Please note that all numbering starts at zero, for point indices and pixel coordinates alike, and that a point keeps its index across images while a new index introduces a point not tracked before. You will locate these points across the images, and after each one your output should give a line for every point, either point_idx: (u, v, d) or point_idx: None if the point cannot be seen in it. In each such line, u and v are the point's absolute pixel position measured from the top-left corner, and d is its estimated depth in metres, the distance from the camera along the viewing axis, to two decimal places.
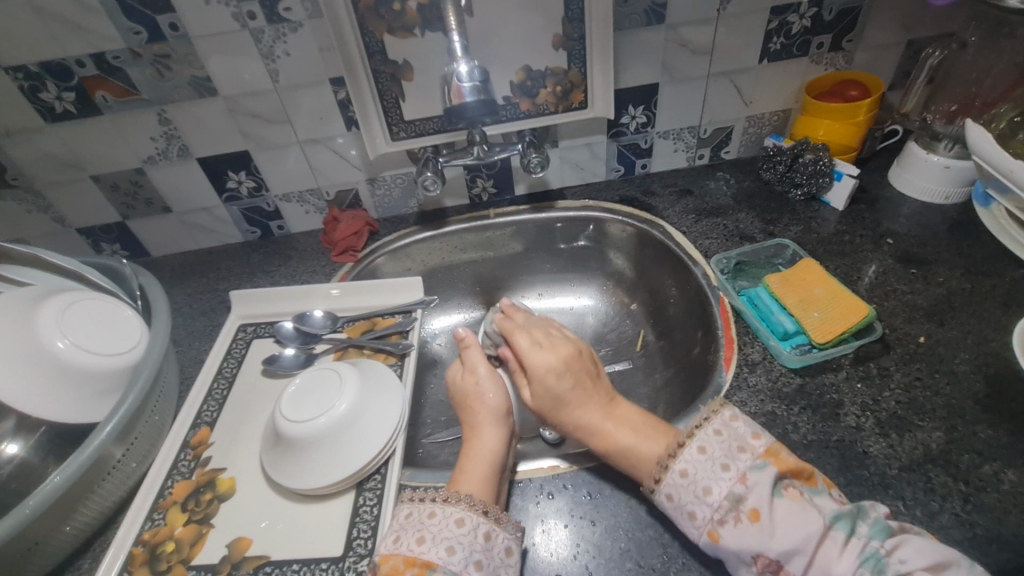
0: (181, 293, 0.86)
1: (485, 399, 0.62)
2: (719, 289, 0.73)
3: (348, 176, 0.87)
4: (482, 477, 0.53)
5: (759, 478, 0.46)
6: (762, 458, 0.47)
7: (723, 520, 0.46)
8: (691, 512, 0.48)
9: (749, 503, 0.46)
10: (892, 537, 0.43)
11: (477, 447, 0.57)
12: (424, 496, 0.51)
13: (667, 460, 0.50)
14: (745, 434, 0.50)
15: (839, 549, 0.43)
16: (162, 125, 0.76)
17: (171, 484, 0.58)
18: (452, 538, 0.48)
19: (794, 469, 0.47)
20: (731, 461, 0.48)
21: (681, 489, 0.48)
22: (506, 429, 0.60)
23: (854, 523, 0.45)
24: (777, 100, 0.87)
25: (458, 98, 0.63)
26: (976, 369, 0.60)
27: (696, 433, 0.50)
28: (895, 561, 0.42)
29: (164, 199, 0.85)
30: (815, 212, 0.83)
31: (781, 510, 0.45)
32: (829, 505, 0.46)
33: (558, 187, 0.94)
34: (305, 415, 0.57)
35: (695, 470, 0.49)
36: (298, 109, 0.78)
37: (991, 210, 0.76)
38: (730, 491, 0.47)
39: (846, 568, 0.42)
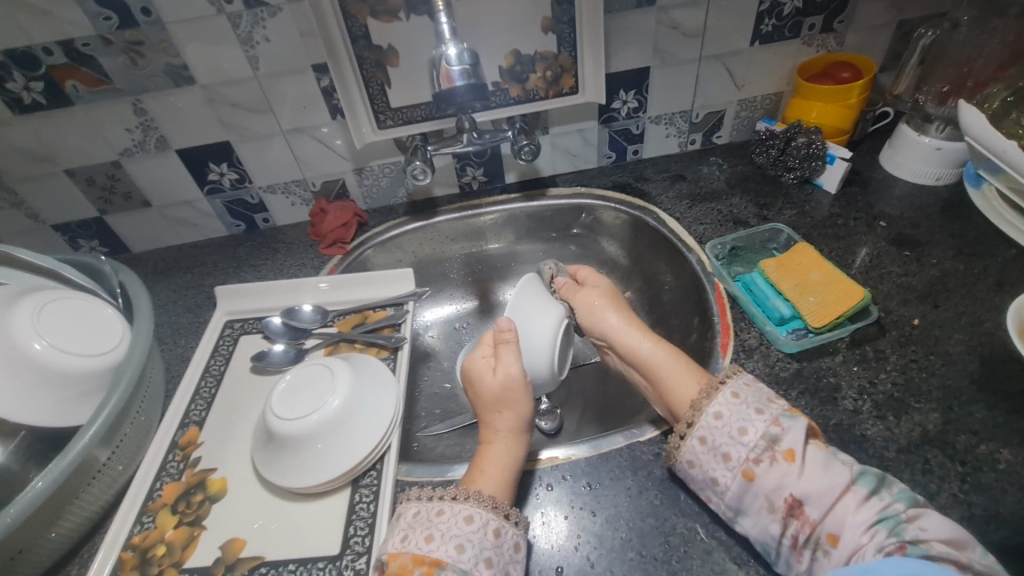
0: (164, 289, 0.83)
1: (509, 407, 0.57)
2: (714, 275, 0.73)
3: (334, 166, 0.84)
4: (500, 482, 0.52)
5: (792, 424, 0.47)
6: (791, 410, 0.49)
7: (759, 459, 0.46)
8: (725, 454, 0.48)
9: (784, 444, 0.46)
10: (916, 507, 0.43)
11: (496, 458, 0.54)
12: (432, 494, 0.50)
13: (701, 402, 0.51)
14: (769, 391, 0.51)
15: (860, 503, 0.43)
16: (138, 116, 0.73)
17: (160, 486, 0.57)
18: (462, 535, 0.47)
19: (815, 426, 0.48)
20: (765, 407, 0.49)
21: (715, 431, 0.49)
22: (527, 435, 0.57)
23: (879, 486, 0.44)
24: (768, 83, 0.86)
25: (447, 82, 0.62)
26: (971, 349, 0.60)
27: (731, 379, 0.52)
28: (915, 527, 0.41)
29: (143, 192, 0.82)
30: (809, 196, 0.82)
31: (815, 456, 0.46)
32: (856, 463, 0.46)
33: (549, 174, 0.93)
34: (297, 413, 0.55)
35: (729, 412, 0.49)
36: (280, 97, 0.75)
37: (982, 190, 0.76)
38: (766, 432, 0.47)
39: (862, 519, 0.43)
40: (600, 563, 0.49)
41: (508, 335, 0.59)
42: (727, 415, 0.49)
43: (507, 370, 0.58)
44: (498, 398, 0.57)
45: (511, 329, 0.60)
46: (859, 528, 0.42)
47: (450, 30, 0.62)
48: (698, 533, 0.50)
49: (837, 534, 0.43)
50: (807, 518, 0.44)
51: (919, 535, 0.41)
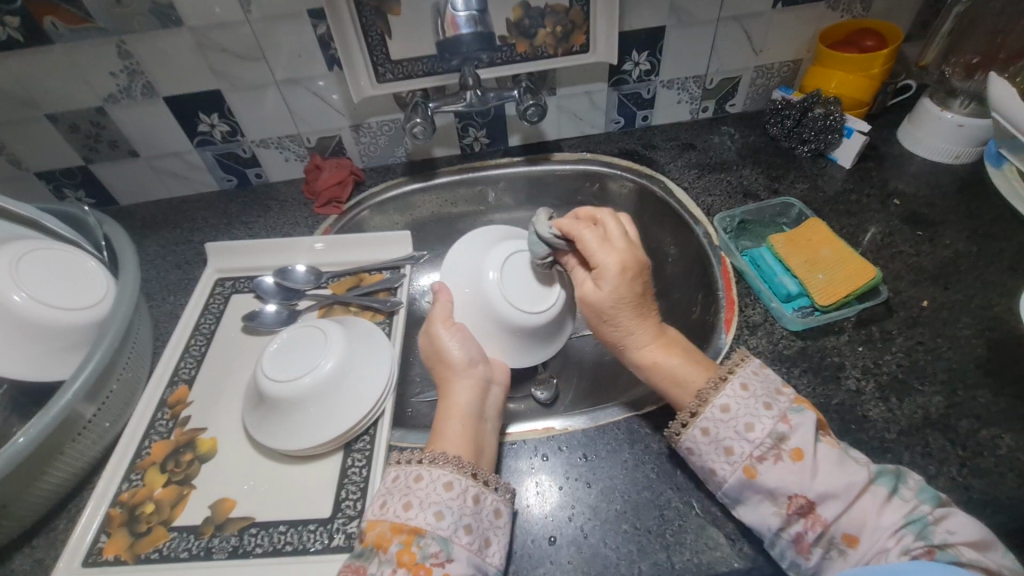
0: (153, 244, 0.80)
1: (445, 352, 0.58)
2: (720, 249, 0.71)
3: (331, 122, 0.81)
4: (461, 437, 0.51)
5: (802, 420, 0.44)
6: (799, 403, 0.46)
7: (763, 457, 0.44)
8: (727, 448, 0.45)
9: (792, 443, 0.44)
10: (942, 507, 0.41)
11: (452, 401, 0.54)
12: (411, 458, 0.48)
13: (707, 393, 0.47)
14: (777, 380, 0.48)
15: (882, 505, 0.41)
16: (122, 59, 0.69)
17: (148, 444, 0.56)
18: (441, 502, 0.45)
19: (826, 422, 0.46)
20: (773, 401, 0.46)
21: (721, 425, 0.46)
22: (478, 377, 0.57)
23: (898, 485, 0.42)
24: (788, 49, 0.82)
25: (453, 29, 0.67)
26: (979, 333, 0.59)
27: (739, 369, 0.48)
28: (943, 530, 0.39)
29: (129, 141, 0.78)
30: (822, 169, 0.80)
31: (826, 454, 0.43)
32: (870, 461, 0.44)
33: (554, 138, 0.89)
34: (286, 374, 0.54)
35: (737, 406, 0.46)
36: (274, 45, 0.71)
37: (1002, 170, 0.74)
38: (773, 429, 0.44)
39: (887, 524, 0.40)
40: (593, 534, 0.48)
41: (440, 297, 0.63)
42: (735, 408, 0.46)
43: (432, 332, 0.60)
44: (441, 352, 0.58)
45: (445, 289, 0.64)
46: (885, 531, 0.40)
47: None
48: (693, 507, 0.49)
49: (855, 535, 0.41)
50: (819, 518, 0.42)
51: (947, 539, 0.39)
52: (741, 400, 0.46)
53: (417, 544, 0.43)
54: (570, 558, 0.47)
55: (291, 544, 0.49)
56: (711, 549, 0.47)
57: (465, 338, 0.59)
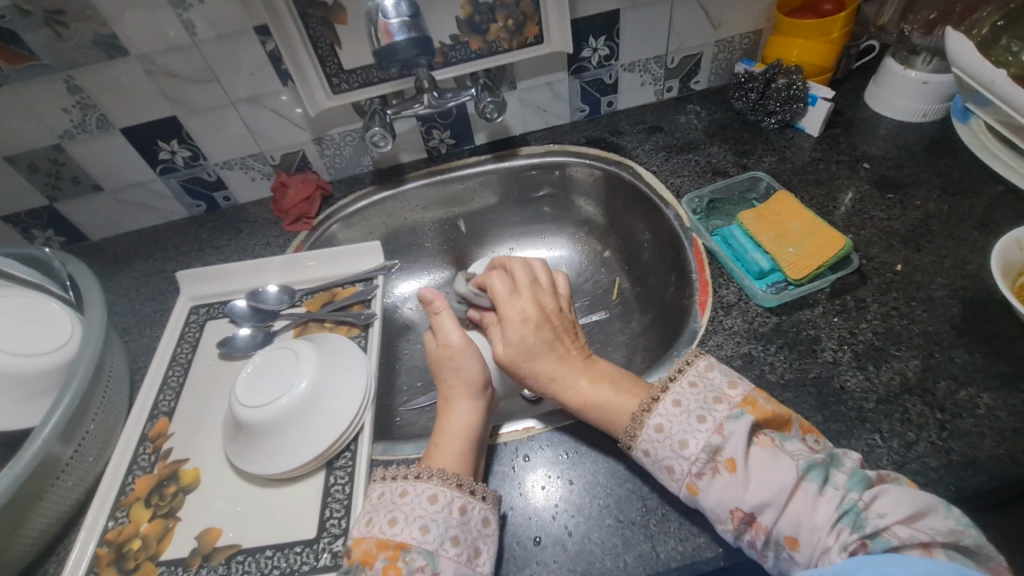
0: (126, 277, 0.80)
1: (460, 368, 0.56)
2: (692, 230, 0.70)
3: (291, 137, 0.80)
4: (458, 455, 0.50)
5: (734, 428, 0.45)
6: (739, 408, 0.46)
7: (701, 473, 0.44)
8: (669, 467, 0.46)
9: (726, 453, 0.44)
10: (870, 489, 0.41)
11: (451, 421, 0.53)
12: (396, 474, 0.48)
13: (640, 416, 0.48)
14: (721, 384, 0.48)
15: (815, 500, 0.41)
16: (72, 94, 0.69)
17: (133, 480, 0.56)
18: (427, 516, 0.45)
19: (767, 417, 0.46)
20: (708, 413, 0.46)
21: (657, 445, 0.47)
22: (481, 403, 0.55)
23: (829, 472, 0.43)
24: (747, 21, 0.81)
25: (386, 37, 0.58)
26: (953, 293, 0.58)
27: (672, 386, 0.49)
28: (874, 515, 0.40)
29: (92, 176, 0.78)
30: (790, 140, 0.79)
31: (758, 457, 0.44)
32: (801, 453, 0.44)
33: (520, 132, 0.89)
34: (261, 399, 0.54)
35: (670, 423, 0.47)
36: (224, 66, 0.70)
37: (969, 125, 0.73)
38: (706, 443, 0.45)
39: (822, 521, 0.40)
40: (578, 532, 0.48)
41: (440, 304, 0.58)
42: (668, 427, 0.47)
43: (444, 330, 0.57)
44: (455, 363, 0.56)
45: (439, 296, 0.58)
46: (822, 530, 0.40)
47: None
48: (675, 495, 0.49)
49: (796, 536, 0.41)
50: (761, 525, 0.42)
51: (879, 525, 0.40)
52: (673, 417, 0.47)
53: (403, 559, 0.43)
54: (555, 557, 0.47)
55: (280, 567, 0.49)
56: (696, 535, 0.47)
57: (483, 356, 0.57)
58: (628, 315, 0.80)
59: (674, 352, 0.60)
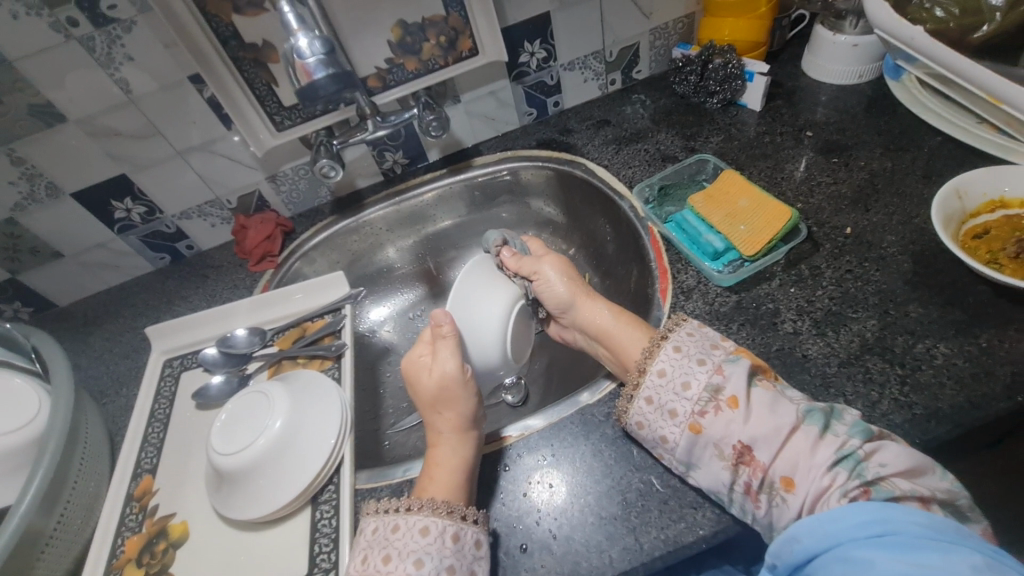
0: (97, 339, 0.79)
1: (454, 401, 0.55)
2: (647, 220, 0.71)
3: (244, 179, 0.80)
4: (452, 488, 0.50)
5: (734, 370, 0.47)
6: (734, 354, 0.49)
7: (704, 411, 0.47)
8: (671, 411, 0.48)
9: (727, 392, 0.46)
10: (872, 439, 0.42)
11: (443, 458, 0.53)
12: (389, 507, 0.48)
13: (644, 361, 0.51)
14: (716, 336, 0.51)
15: (815, 443, 0.43)
16: (17, 166, 0.69)
17: (122, 543, 0.55)
18: (420, 549, 0.45)
19: (761, 365, 0.48)
20: (706, 356, 0.49)
21: (661, 390, 0.49)
22: (472, 435, 0.55)
23: (830, 422, 0.44)
24: (677, 6, 0.82)
25: (305, 77, 0.56)
26: (903, 249, 0.59)
27: (671, 334, 0.52)
28: (874, 465, 0.41)
29: (49, 244, 0.78)
30: (734, 117, 0.80)
31: (760, 398, 0.46)
32: (804, 401, 0.46)
33: (472, 143, 0.89)
34: (238, 445, 0.54)
35: (671, 368, 0.50)
36: (165, 118, 0.71)
37: (901, 81, 0.74)
38: (708, 383, 0.48)
39: (820, 461, 0.42)
40: (562, 533, 0.49)
41: (447, 331, 0.56)
42: (670, 371, 0.50)
43: (441, 364, 0.56)
44: (443, 397, 0.55)
45: (448, 321, 0.57)
46: (819, 470, 0.42)
47: (298, 19, 0.56)
48: (653, 484, 0.50)
49: (792, 477, 0.42)
50: (758, 465, 0.44)
51: (879, 474, 0.41)
52: (674, 361, 0.50)
53: None
54: (543, 562, 0.48)
55: None
56: (676, 522, 0.48)
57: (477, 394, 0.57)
58: None
59: None
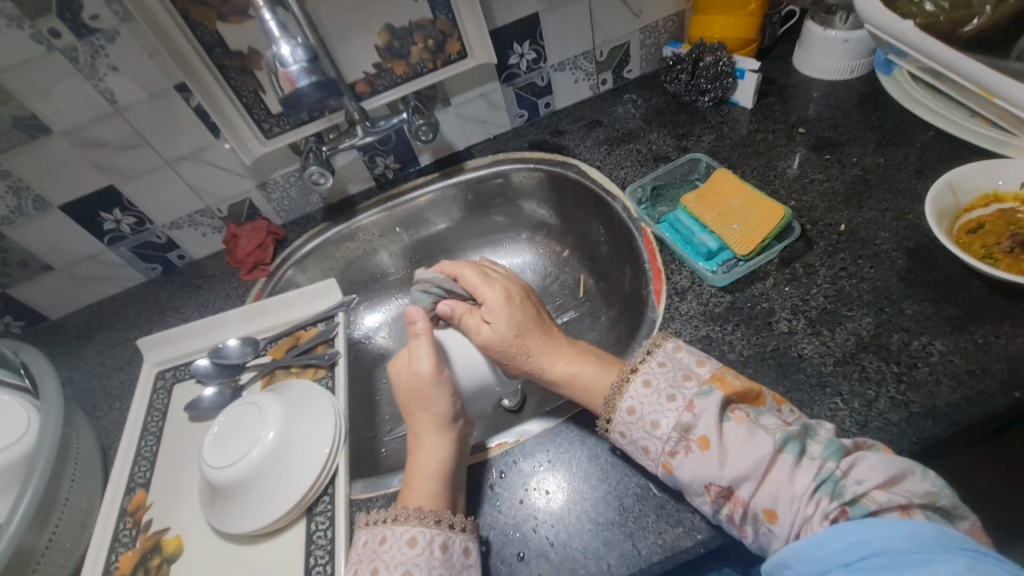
0: (89, 352, 0.79)
1: (428, 400, 0.55)
2: (640, 221, 0.71)
3: (234, 187, 0.79)
4: (430, 495, 0.49)
5: (706, 405, 0.46)
6: (709, 385, 0.47)
7: (675, 451, 0.46)
8: (644, 447, 0.48)
9: (698, 432, 0.45)
10: (847, 457, 0.42)
11: (422, 460, 0.52)
12: (377, 518, 0.48)
13: (613, 397, 0.50)
14: (690, 363, 0.50)
15: (792, 471, 0.42)
16: (3, 179, 0.68)
17: (116, 558, 0.55)
18: (408, 561, 0.45)
19: (738, 392, 0.47)
20: (677, 391, 0.48)
21: (631, 426, 0.48)
22: (451, 435, 0.54)
23: (806, 445, 0.43)
24: (666, 4, 0.82)
25: (289, 85, 0.55)
26: (898, 245, 0.59)
27: (642, 366, 0.50)
28: (853, 482, 0.40)
29: (39, 257, 0.77)
30: (726, 115, 0.79)
31: (733, 433, 0.44)
32: (779, 427, 0.44)
33: (463, 147, 0.89)
34: (229, 458, 0.53)
35: (641, 405, 0.48)
36: (152, 128, 0.70)
37: (893, 76, 0.74)
38: (678, 421, 0.46)
39: (801, 490, 0.41)
40: (559, 540, 0.48)
41: (421, 330, 0.56)
42: (640, 409, 0.48)
43: (414, 365, 0.56)
44: (418, 396, 0.55)
45: (421, 319, 0.57)
46: (801, 499, 0.41)
47: (279, 27, 0.56)
48: (650, 489, 0.50)
49: (773, 509, 0.42)
50: (739, 499, 0.43)
51: (858, 491, 0.40)
52: (645, 399, 0.48)
53: None
54: (541, 570, 0.47)
55: None
56: (674, 526, 0.47)
57: (453, 390, 0.56)
58: (596, 311, 0.80)
59: (636, 346, 0.60)
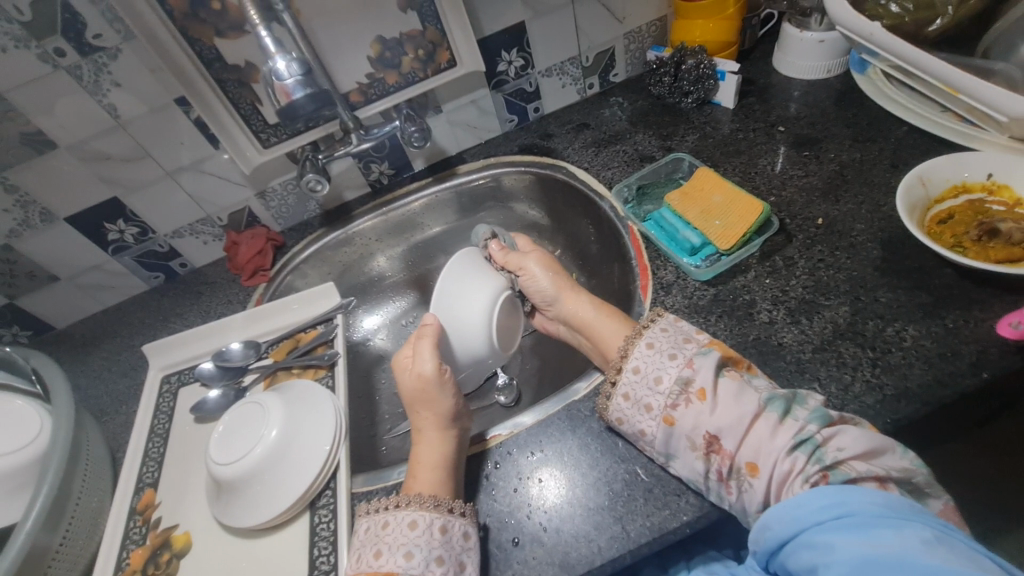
0: (95, 359, 0.81)
1: (432, 400, 0.57)
2: (627, 218, 0.73)
3: (234, 196, 0.82)
4: (435, 488, 0.52)
5: (703, 362, 0.49)
6: (706, 346, 0.51)
7: (676, 403, 0.49)
8: (647, 405, 0.50)
9: (696, 384, 0.49)
10: (830, 425, 0.45)
11: (426, 457, 0.54)
12: (378, 506, 0.50)
13: (626, 348, 0.54)
14: (690, 330, 0.53)
15: (775, 427, 0.45)
16: (11, 193, 0.71)
17: (126, 555, 0.57)
18: (409, 542, 0.47)
19: (732, 357, 0.50)
20: (678, 351, 0.51)
21: (636, 385, 0.51)
22: (452, 431, 0.56)
23: (791, 407, 0.46)
24: (649, 10, 0.84)
25: (285, 97, 0.58)
26: (873, 236, 0.61)
27: (648, 330, 0.54)
28: (833, 449, 0.43)
29: (45, 268, 0.79)
30: (709, 116, 0.82)
31: (727, 389, 0.48)
32: (767, 389, 0.48)
33: (455, 152, 0.91)
34: (234, 454, 0.56)
35: (645, 364, 0.52)
36: (154, 141, 0.72)
37: (867, 74, 0.76)
38: (679, 375, 0.50)
39: (780, 446, 0.44)
40: (552, 526, 0.51)
41: (428, 331, 0.59)
42: (644, 368, 0.52)
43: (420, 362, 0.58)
44: (421, 395, 0.58)
45: (431, 323, 0.60)
46: (779, 454, 0.44)
47: (274, 42, 0.58)
48: (638, 474, 0.52)
49: (755, 463, 0.45)
50: (726, 452, 0.46)
51: (837, 457, 0.43)
52: (648, 358, 0.52)
53: None
54: (534, 554, 0.49)
55: None
56: (660, 509, 0.49)
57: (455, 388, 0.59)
58: None
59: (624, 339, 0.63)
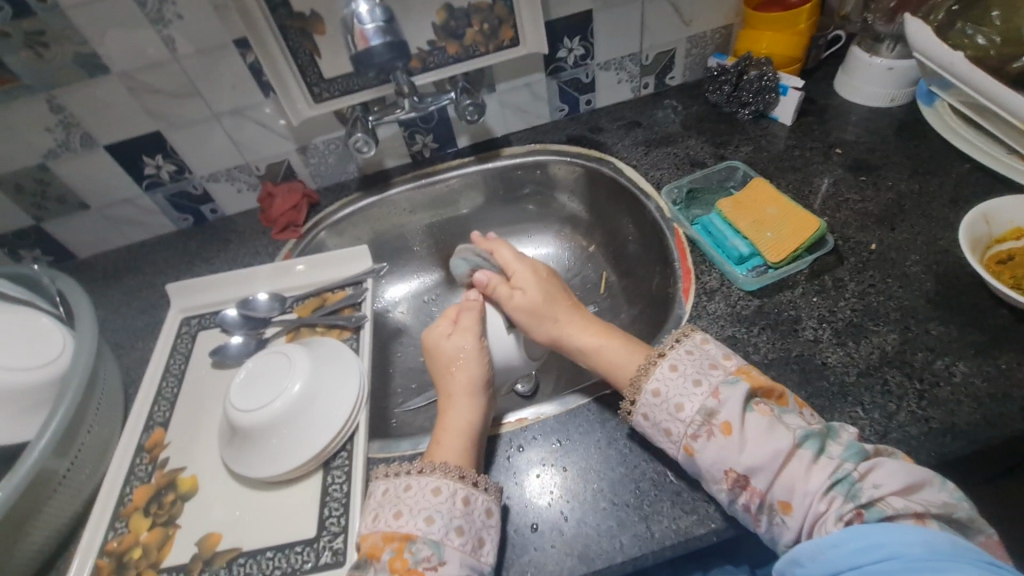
0: (114, 293, 0.80)
1: (465, 366, 0.57)
2: (673, 221, 0.72)
3: (276, 147, 0.81)
4: (462, 450, 0.51)
5: (730, 394, 0.47)
6: (734, 375, 0.48)
7: (697, 435, 0.47)
8: (665, 430, 0.49)
9: (721, 417, 0.46)
10: (866, 460, 0.43)
11: (455, 420, 0.54)
12: (398, 471, 0.50)
13: (639, 378, 0.51)
14: (716, 354, 0.50)
15: (809, 466, 0.44)
16: (55, 113, 0.69)
17: (130, 491, 0.55)
18: (431, 507, 0.47)
19: (763, 387, 0.48)
20: (703, 377, 0.49)
21: (656, 409, 0.49)
22: (484, 398, 0.56)
23: (825, 443, 0.45)
24: (718, 16, 0.83)
25: (363, 42, 0.66)
26: (928, 268, 0.60)
27: (670, 352, 0.51)
28: (869, 485, 0.42)
29: (77, 194, 0.78)
30: (765, 130, 0.81)
31: (755, 424, 0.45)
32: (801, 425, 0.46)
33: (502, 134, 0.90)
34: (256, 403, 0.54)
35: (667, 388, 0.49)
36: (206, 80, 0.71)
37: (934, 107, 0.75)
38: (702, 407, 0.47)
39: (814, 487, 0.43)
40: (574, 517, 0.49)
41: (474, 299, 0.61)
42: (664, 392, 0.49)
43: (464, 335, 0.59)
44: (455, 360, 0.58)
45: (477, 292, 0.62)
46: (815, 496, 0.43)
47: None
48: (667, 476, 0.51)
49: (788, 501, 0.44)
50: (755, 489, 0.44)
51: (874, 495, 0.42)
52: (670, 382, 0.50)
53: (409, 550, 0.45)
54: (553, 542, 0.48)
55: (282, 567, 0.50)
56: (688, 514, 0.48)
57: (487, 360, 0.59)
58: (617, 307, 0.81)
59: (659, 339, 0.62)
